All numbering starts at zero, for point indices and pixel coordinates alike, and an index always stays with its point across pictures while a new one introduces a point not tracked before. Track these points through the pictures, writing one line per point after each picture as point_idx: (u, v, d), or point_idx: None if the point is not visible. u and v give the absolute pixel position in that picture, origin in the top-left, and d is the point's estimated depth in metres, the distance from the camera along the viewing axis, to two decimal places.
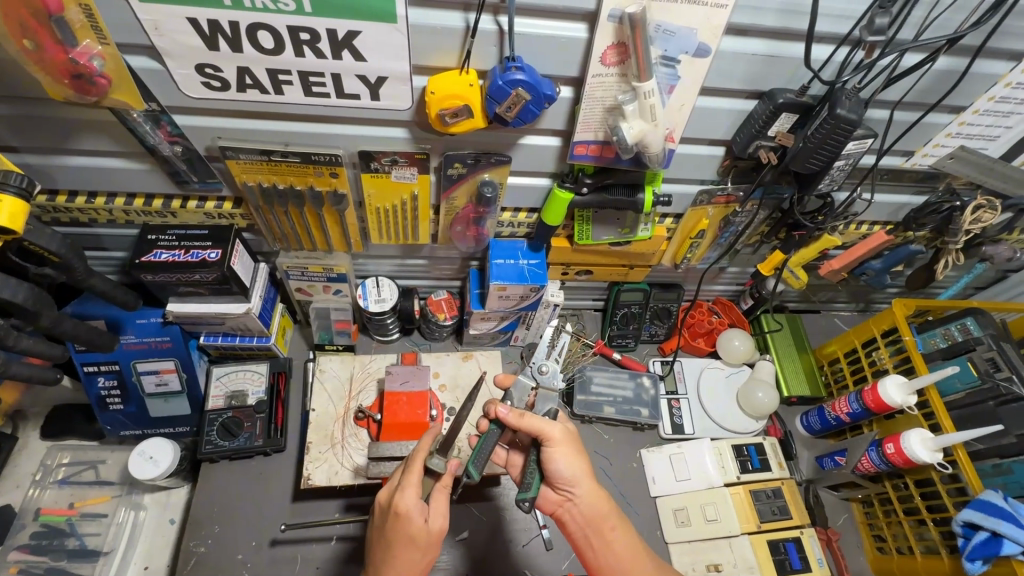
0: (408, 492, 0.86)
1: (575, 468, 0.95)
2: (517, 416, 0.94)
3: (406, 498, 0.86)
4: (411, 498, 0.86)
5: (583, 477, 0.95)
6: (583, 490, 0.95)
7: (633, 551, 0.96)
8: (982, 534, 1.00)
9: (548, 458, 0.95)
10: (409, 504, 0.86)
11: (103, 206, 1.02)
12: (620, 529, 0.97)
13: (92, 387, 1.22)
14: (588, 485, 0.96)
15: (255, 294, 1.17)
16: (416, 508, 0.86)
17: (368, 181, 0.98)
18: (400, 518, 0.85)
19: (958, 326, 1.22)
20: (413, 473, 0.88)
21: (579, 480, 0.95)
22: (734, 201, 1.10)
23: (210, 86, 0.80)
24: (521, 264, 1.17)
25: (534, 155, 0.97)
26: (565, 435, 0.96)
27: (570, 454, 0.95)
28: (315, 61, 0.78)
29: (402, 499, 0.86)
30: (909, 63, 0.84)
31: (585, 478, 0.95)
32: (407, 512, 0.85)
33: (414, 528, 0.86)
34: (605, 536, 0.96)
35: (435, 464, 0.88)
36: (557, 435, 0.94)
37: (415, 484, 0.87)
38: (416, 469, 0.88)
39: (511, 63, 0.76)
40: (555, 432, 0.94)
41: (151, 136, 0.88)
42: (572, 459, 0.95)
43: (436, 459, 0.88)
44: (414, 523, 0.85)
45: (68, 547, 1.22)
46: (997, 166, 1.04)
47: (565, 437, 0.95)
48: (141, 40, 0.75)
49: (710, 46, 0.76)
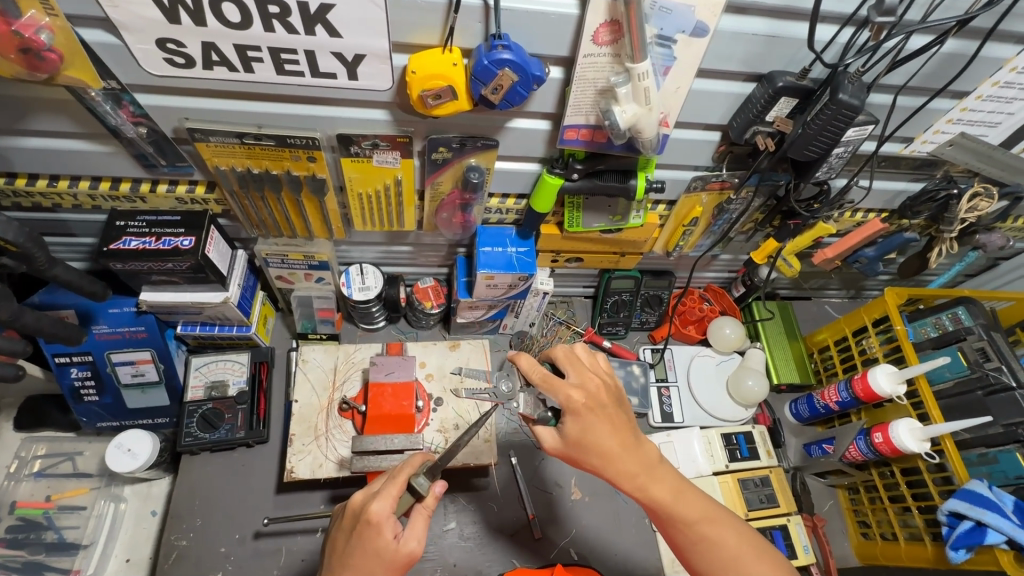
0: (383, 502, 0.80)
1: (594, 464, 0.81)
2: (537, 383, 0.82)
3: (380, 507, 0.80)
4: (386, 508, 0.80)
5: (605, 467, 0.81)
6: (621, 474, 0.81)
7: (707, 521, 0.81)
8: (966, 523, 1.01)
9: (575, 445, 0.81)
10: (383, 514, 0.80)
11: (67, 190, 0.97)
12: (684, 506, 0.82)
13: (64, 378, 1.17)
14: (617, 477, 0.81)
15: (233, 282, 1.12)
16: (390, 520, 0.79)
17: (348, 165, 0.94)
18: (370, 527, 0.79)
19: (948, 315, 1.21)
20: (394, 485, 0.83)
21: (606, 465, 0.81)
22: (729, 188, 1.06)
23: (174, 63, 0.75)
24: (509, 252, 1.13)
25: (523, 139, 0.92)
26: (563, 437, 0.81)
27: (582, 451, 0.80)
28: (287, 37, 0.72)
29: (375, 506, 0.80)
30: (915, 46, 0.80)
31: (614, 470, 0.81)
32: (378, 522, 0.79)
33: (381, 542, 0.78)
34: (673, 523, 0.82)
35: (419, 483, 0.86)
36: (554, 443, 0.83)
37: (393, 496, 0.81)
38: (400, 482, 0.83)
39: (497, 41, 0.71)
40: (554, 442, 0.83)
41: (112, 117, 0.82)
42: (600, 439, 0.80)
43: (420, 479, 0.86)
44: (383, 537, 0.79)
45: (46, 540, 1.19)
46: (996, 153, 1.02)
47: (565, 439, 0.81)
48: (95, 11, 0.69)
49: (708, 25, 0.72)
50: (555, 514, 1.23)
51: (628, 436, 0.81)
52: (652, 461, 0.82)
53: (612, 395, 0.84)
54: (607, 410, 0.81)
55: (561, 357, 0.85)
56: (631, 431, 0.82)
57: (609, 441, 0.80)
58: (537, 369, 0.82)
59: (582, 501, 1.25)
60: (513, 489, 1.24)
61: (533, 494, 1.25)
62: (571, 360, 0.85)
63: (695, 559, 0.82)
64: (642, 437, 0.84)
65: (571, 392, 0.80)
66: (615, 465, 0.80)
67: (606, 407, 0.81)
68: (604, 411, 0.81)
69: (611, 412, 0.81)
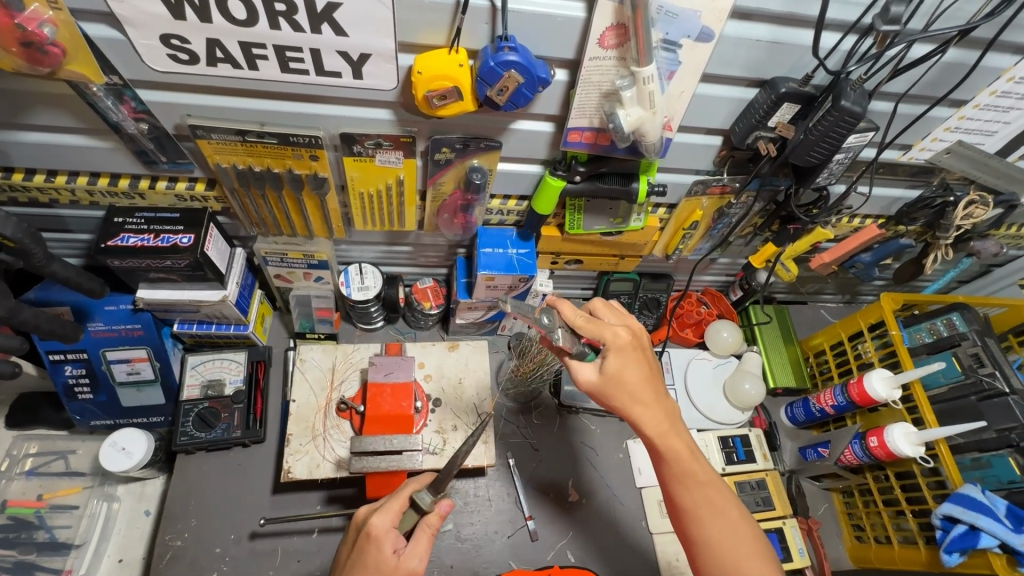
0: (384, 516, 0.82)
1: (623, 403, 0.83)
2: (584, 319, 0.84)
3: (381, 520, 0.81)
4: (386, 522, 0.81)
5: (634, 408, 0.83)
6: (641, 416, 0.83)
7: (712, 487, 0.82)
8: (960, 527, 1.02)
9: (607, 381, 0.83)
10: (383, 528, 0.81)
11: (65, 186, 0.96)
12: (696, 463, 0.82)
13: (58, 375, 1.16)
14: (640, 420, 0.83)
15: (231, 280, 1.11)
16: (389, 535, 0.81)
17: (351, 164, 0.93)
18: (371, 542, 0.80)
19: (943, 321, 1.22)
20: (397, 500, 0.84)
21: (635, 406, 0.83)
22: (729, 192, 1.07)
23: (177, 59, 0.74)
24: (510, 253, 1.13)
25: (526, 141, 0.93)
26: (600, 371, 0.83)
27: (614, 389, 0.83)
28: (292, 35, 0.72)
29: (375, 519, 0.82)
30: (917, 55, 0.81)
31: (638, 412, 0.83)
32: (379, 536, 0.80)
33: (381, 557, 0.79)
34: (682, 477, 0.82)
35: (421, 498, 0.84)
36: (589, 379, 0.84)
37: (395, 511, 0.83)
38: (402, 496, 0.84)
39: (504, 42, 0.71)
40: (589, 375, 0.84)
41: (113, 113, 0.82)
42: (633, 379, 0.82)
43: (422, 494, 0.84)
44: (382, 552, 0.79)
45: (37, 540, 1.17)
46: (992, 161, 1.04)
47: (602, 374, 0.83)
48: (99, 6, 0.69)
49: (713, 31, 0.73)
50: (551, 516, 1.23)
51: (657, 386, 0.84)
52: (673, 412, 0.85)
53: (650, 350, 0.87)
54: (646, 358, 0.85)
55: (601, 307, 0.90)
56: (660, 383, 0.85)
57: (642, 383, 0.83)
58: (580, 314, 0.84)
59: (579, 503, 1.25)
60: (511, 490, 1.24)
61: (530, 495, 1.25)
62: (608, 309, 0.89)
63: (694, 526, 0.82)
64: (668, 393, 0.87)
65: (617, 330, 0.83)
66: (635, 411, 0.83)
67: (644, 349, 0.85)
68: (642, 353, 0.85)
69: (648, 356, 0.85)
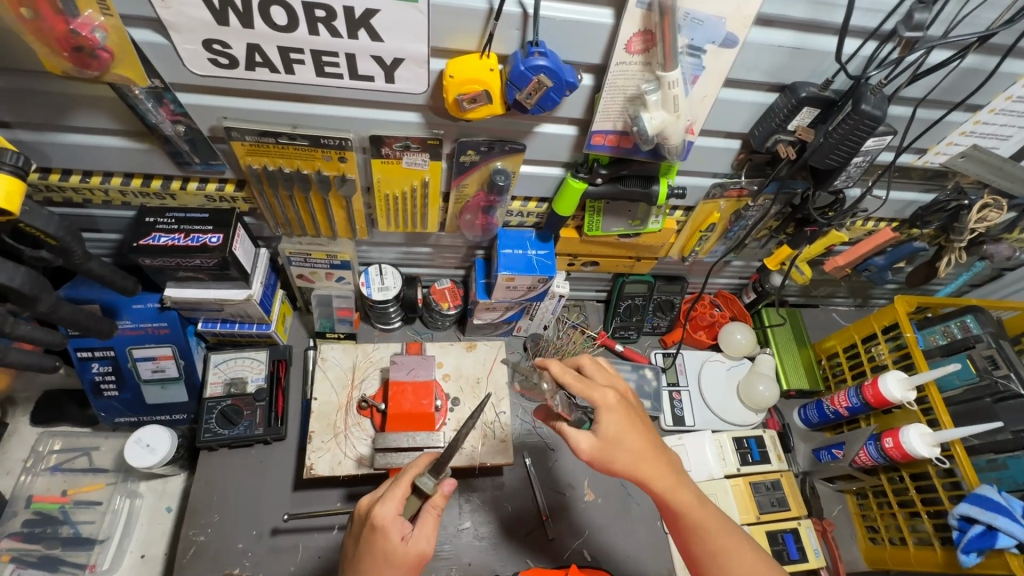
0: (389, 505, 0.82)
1: (626, 464, 0.84)
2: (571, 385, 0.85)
3: (385, 510, 0.82)
4: (391, 511, 0.82)
5: (637, 467, 0.84)
6: (644, 477, 0.84)
7: (727, 535, 0.83)
8: (978, 527, 1.02)
9: (606, 429, 0.83)
10: (388, 518, 0.82)
11: (99, 186, 0.98)
12: (707, 513, 0.84)
13: (86, 372, 1.18)
14: (647, 478, 0.84)
15: (256, 280, 1.13)
16: (396, 523, 0.82)
17: (378, 166, 0.96)
18: (376, 531, 0.81)
19: (957, 324, 1.23)
20: (399, 487, 0.85)
21: (638, 465, 0.84)
22: (747, 195, 1.09)
23: (217, 63, 0.77)
24: (529, 254, 1.15)
25: (549, 144, 0.95)
26: (598, 438, 0.84)
27: (614, 447, 0.83)
28: (330, 40, 0.75)
29: (380, 509, 0.82)
30: (935, 60, 0.83)
31: (643, 470, 0.83)
32: (384, 525, 0.81)
33: (388, 545, 0.81)
34: (694, 530, 0.83)
35: (424, 483, 0.85)
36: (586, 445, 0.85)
37: (398, 498, 0.83)
38: (403, 482, 0.85)
39: (534, 48, 0.74)
40: (586, 443, 0.84)
41: (153, 115, 0.84)
42: (625, 429, 0.83)
43: (425, 479, 0.85)
44: (390, 540, 0.81)
45: (62, 535, 1.19)
46: (1007, 165, 1.05)
47: (600, 440, 0.83)
48: (146, 12, 0.71)
49: (738, 37, 0.75)
50: (567, 515, 1.24)
51: (655, 442, 0.85)
52: (677, 467, 0.87)
53: (640, 411, 0.88)
54: (637, 419, 0.85)
55: (590, 363, 0.91)
56: (658, 439, 0.86)
57: (639, 443, 0.83)
58: (569, 372, 0.85)
59: (595, 503, 1.26)
60: (527, 488, 1.25)
61: (546, 494, 1.26)
62: (598, 367, 0.91)
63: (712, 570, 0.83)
64: (667, 446, 0.87)
65: (605, 392, 0.85)
66: (644, 470, 0.83)
67: (633, 408, 0.87)
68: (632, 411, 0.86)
69: (638, 413, 0.87)
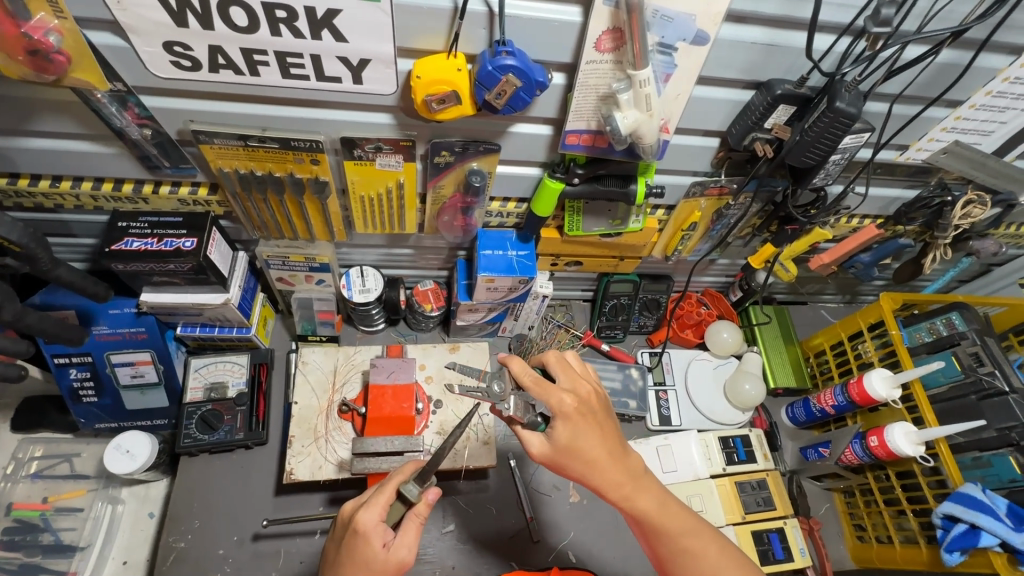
0: (372, 511, 0.82)
1: (580, 471, 0.81)
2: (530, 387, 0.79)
3: (368, 515, 0.81)
4: (374, 516, 0.81)
5: (591, 474, 0.81)
6: (602, 486, 0.83)
7: (690, 535, 0.85)
8: (961, 525, 1.02)
9: (564, 438, 0.79)
10: (370, 524, 0.81)
11: (69, 191, 0.97)
12: (668, 517, 0.85)
13: (64, 378, 1.17)
14: (602, 485, 0.82)
15: (233, 284, 1.12)
16: (378, 529, 0.81)
17: (351, 168, 0.94)
18: (358, 536, 0.81)
19: (942, 321, 1.23)
20: (383, 492, 0.84)
21: (592, 472, 0.81)
22: (728, 193, 1.08)
23: (179, 66, 0.75)
24: (510, 255, 1.13)
25: (525, 144, 0.93)
26: (551, 442, 0.80)
27: (570, 457, 0.80)
28: (293, 41, 0.73)
29: (363, 514, 0.81)
30: (911, 56, 0.82)
31: (598, 478, 0.82)
32: (366, 531, 0.80)
33: (369, 551, 0.79)
34: (656, 532, 0.85)
35: (408, 491, 0.83)
36: (541, 449, 0.81)
37: (382, 504, 0.82)
38: (388, 488, 0.84)
39: (501, 47, 0.73)
40: (539, 446, 0.81)
41: (118, 118, 0.83)
42: (584, 436, 0.80)
43: (409, 486, 0.84)
44: (371, 547, 0.79)
45: (42, 542, 1.18)
46: (990, 161, 1.04)
47: (553, 445, 0.80)
48: (103, 14, 0.70)
49: (708, 34, 0.74)
50: (551, 517, 1.24)
51: (615, 448, 0.82)
52: (638, 472, 0.85)
53: (603, 409, 0.84)
54: (598, 423, 0.81)
55: (554, 362, 0.84)
56: (619, 441, 0.83)
57: (598, 452, 0.80)
58: (529, 372, 0.79)
59: (580, 505, 1.25)
60: (511, 490, 1.25)
61: (530, 497, 1.25)
62: (563, 366, 0.84)
63: (674, 567, 0.86)
64: (629, 447, 0.85)
65: (563, 397, 0.79)
66: (604, 478, 0.82)
67: (596, 413, 0.82)
68: (593, 418, 0.81)
69: (600, 419, 0.82)
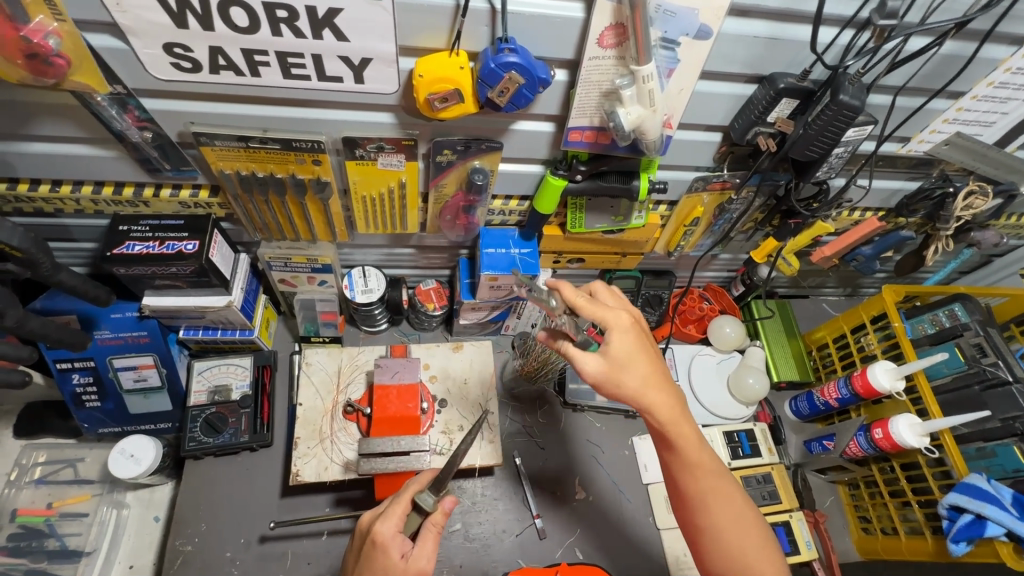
0: (389, 522, 0.82)
1: (629, 390, 0.82)
2: (585, 303, 0.83)
3: (386, 527, 0.81)
4: (391, 527, 0.81)
5: (642, 395, 0.82)
6: (646, 409, 0.83)
7: (719, 474, 0.86)
8: (966, 516, 1.02)
9: (615, 352, 0.81)
10: (388, 534, 0.81)
11: (69, 195, 0.96)
12: (705, 452, 0.85)
13: (66, 384, 1.17)
14: (648, 410, 0.82)
15: (235, 286, 1.12)
16: (396, 539, 0.81)
17: (353, 168, 0.94)
18: (377, 547, 0.80)
19: (945, 312, 1.22)
20: (400, 504, 0.83)
21: (639, 394, 0.82)
22: (730, 188, 1.08)
23: (179, 67, 0.75)
24: (512, 252, 1.13)
25: (528, 140, 0.93)
26: (604, 358, 0.81)
27: (620, 375, 0.81)
28: (294, 41, 0.73)
29: (381, 526, 0.81)
30: (914, 48, 0.82)
31: (649, 402, 0.82)
32: (384, 542, 0.80)
33: (388, 562, 0.79)
34: (690, 466, 0.84)
35: (424, 500, 0.82)
36: (593, 367, 0.82)
37: (399, 515, 0.82)
38: (404, 500, 0.84)
39: (504, 45, 0.72)
40: (592, 365, 0.82)
41: (118, 122, 0.83)
42: (636, 356, 0.81)
43: (425, 495, 0.83)
44: (390, 557, 0.79)
45: (48, 548, 1.18)
46: (990, 152, 1.04)
47: (606, 363, 0.81)
48: (102, 16, 0.69)
49: (712, 28, 0.73)
50: (558, 514, 1.23)
51: (662, 372, 0.84)
52: (681, 399, 0.86)
53: (650, 338, 0.87)
54: (648, 346, 0.84)
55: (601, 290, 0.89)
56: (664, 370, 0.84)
57: (647, 374, 0.82)
58: (581, 295, 0.84)
59: (587, 500, 1.26)
60: (517, 488, 1.24)
61: (538, 493, 1.25)
62: (611, 294, 0.89)
63: (697, 506, 0.86)
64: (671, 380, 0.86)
65: (620, 316, 0.83)
66: (651, 400, 0.82)
67: (646, 337, 0.85)
68: (645, 340, 0.84)
69: (650, 343, 0.85)
